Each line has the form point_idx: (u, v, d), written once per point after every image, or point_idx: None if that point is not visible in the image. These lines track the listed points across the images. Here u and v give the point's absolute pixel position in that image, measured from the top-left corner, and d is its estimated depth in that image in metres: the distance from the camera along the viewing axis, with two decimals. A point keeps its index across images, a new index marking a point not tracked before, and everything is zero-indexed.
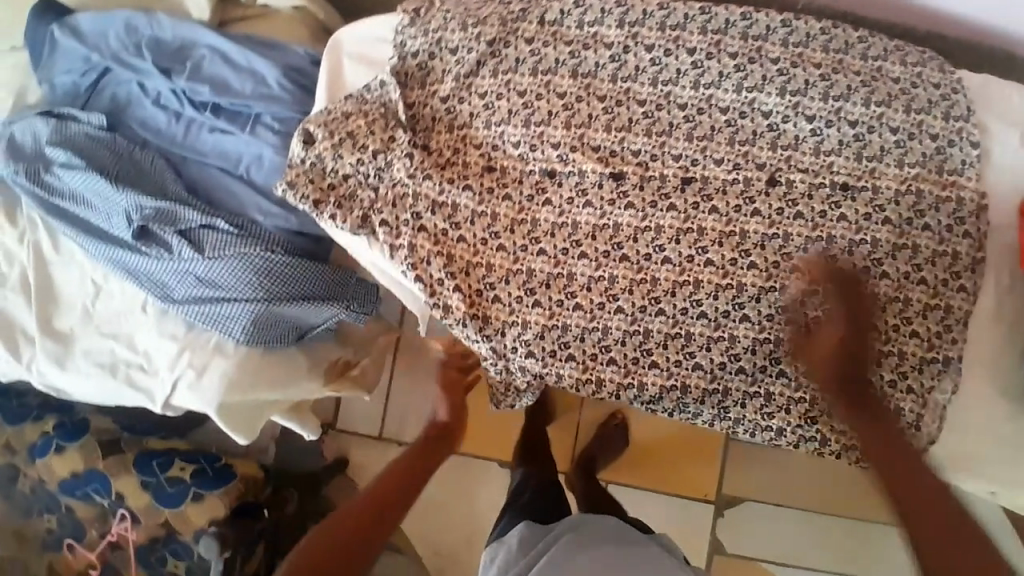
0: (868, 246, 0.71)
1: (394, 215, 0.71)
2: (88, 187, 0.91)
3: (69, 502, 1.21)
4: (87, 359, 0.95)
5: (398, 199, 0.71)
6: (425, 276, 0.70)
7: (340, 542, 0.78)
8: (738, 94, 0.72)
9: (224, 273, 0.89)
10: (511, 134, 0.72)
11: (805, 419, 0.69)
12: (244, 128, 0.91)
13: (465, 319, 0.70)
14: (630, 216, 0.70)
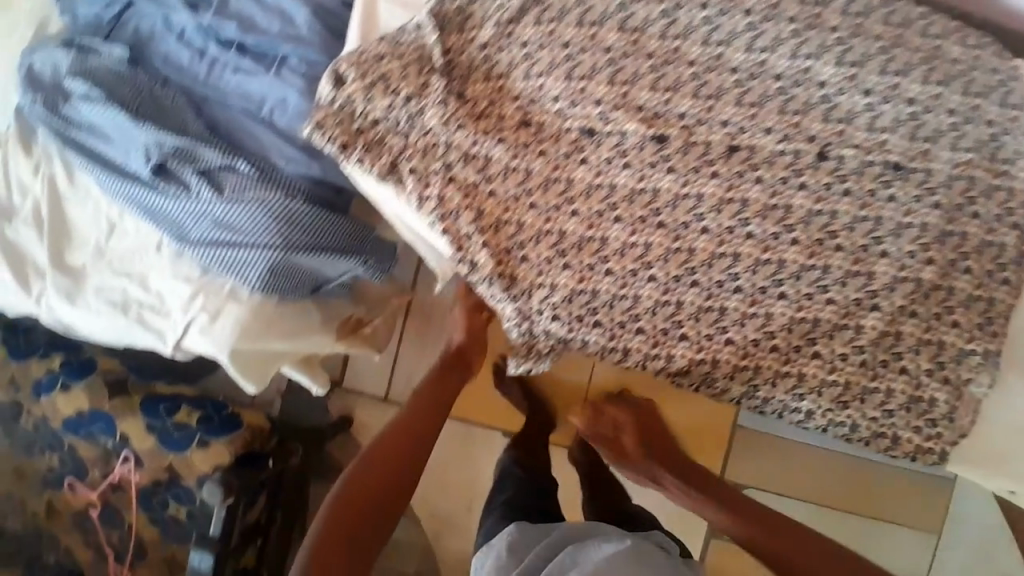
0: (916, 230, 0.69)
1: (424, 164, 0.69)
2: (106, 120, 0.88)
3: (73, 440, 1.21)
4: (99, 297, 0.94)
5: (428, 150, 0.68)
6: (453, 231, 0.69)
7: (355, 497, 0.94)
8: (793, 60, 0.68)
9: (242, 218, 0.87)
10: (552, 88, 0.68)
11: (837, 402, 0.71)
12: (270, 70, 0.87)
13: (491, 277, 0.70)
14: (670, 181, 0.68)
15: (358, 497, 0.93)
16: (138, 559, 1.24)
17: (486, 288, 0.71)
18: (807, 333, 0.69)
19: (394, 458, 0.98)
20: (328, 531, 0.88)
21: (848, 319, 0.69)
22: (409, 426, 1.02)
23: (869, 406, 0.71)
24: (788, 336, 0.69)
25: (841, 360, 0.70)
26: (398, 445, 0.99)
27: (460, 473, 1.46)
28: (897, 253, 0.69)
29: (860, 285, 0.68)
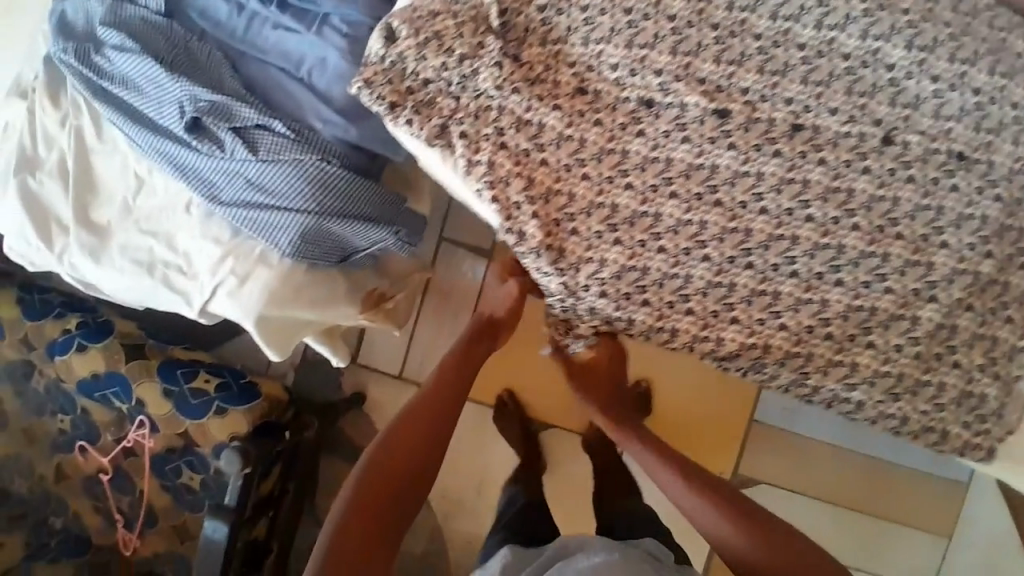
0: (977, 223, 0.66)
1: (475, 128, 0.67)
2: (139, 71, 0.85)
3: (86, 403, 1.19)
4: (123, 255, 0.92)
5: (482, 113, 0.66)
6: (502, 198, 0.67)
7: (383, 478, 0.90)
8: (862, 41, 0.64)
9: (277, 179, 0.85)
10: (610, 55, 0.66)
11: (888, 394, 0.68)
12: (311, 28, 0.85)
13: (540, 249, 0.67)
14: (730, 158, 0.66)
15: (382, 484, 0.90)
16: (147, 527, 1.23)
17: (531, 261, 0.68)
18: (863, 322, 0.67)
19: (419, 441, 0.93)
20: (356, 518, 0.86)
21: (906, 310, 0.67)
22: (433, 408, 0.96)
23: (920, 400, 0.69)
24: (843, 323, 0.67)
25: (897, 351, 0.67)
26: (421, 428, 0.95)
27: (472, 457, 1.45)
28: (957, 244, 0.66)
29: (919, 275, 0.66)
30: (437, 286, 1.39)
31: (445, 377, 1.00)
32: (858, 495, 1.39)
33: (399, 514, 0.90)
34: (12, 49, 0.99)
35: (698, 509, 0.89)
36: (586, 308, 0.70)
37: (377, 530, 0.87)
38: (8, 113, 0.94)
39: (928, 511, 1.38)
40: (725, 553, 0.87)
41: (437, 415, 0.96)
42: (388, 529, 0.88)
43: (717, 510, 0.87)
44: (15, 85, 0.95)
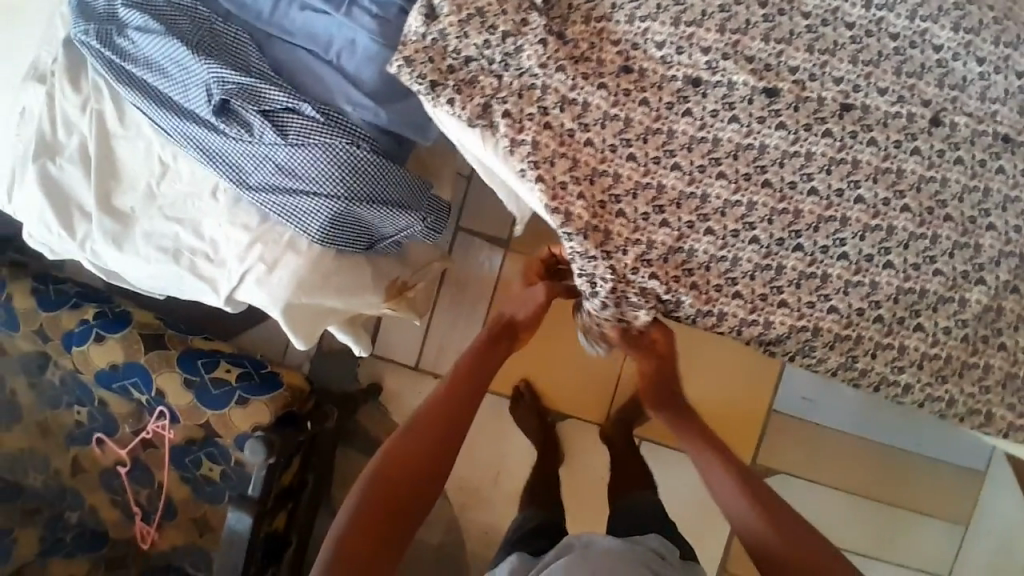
0: (1022, 204, 0.65)
1: (519, 107, 0.66)
2: (165, 53, 0.84)
3: (104, 394, 1.18)
4: (148, 242, 0.90)
5: (526, 92, 0.66)
6: (547, 178, 0.66)
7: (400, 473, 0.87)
8: (911, 21, 0.64)
9: (306, 163, 0.84)
10: (656, 33, 0.66)
11: (936, 376, 0.67)
12: (340, 9, 0.83)
13: (585, 231, 0.66)
14: (781, 138, 0.66)
15: (395, 480, 0.86)
16: (165, 519, 1.21)
17: (577, 243, 0.66)
18: (912, 304, 0.67)
19: (439, 436, 0.91)
20: (370, 511, 0.82)
21: (954, 292, 0.66)
22: (449, 408, 0.94)
23: (967, 381, 0.68)
24: (892, 305, 0.66)
25: (944, 334, 0.67)
26: (436, 426, 0.92)
27: (484, 450, 1.39)
28: (1003, 226, 0.65)
29: (967, 257, 0.66)
30: (457, 274, 1.36)
31: (458, 377, 0.99)
32: (874, 483, 1.29)
33: (414, 511, 0.86)
34: (30, 34, 0.97)
35: (723, 489, 0.88)
36: (635, 291, 0.68)
37: (388, 526, 0.83)
38: (26, 98, 0.91)
39: (949, 502, 1.28)
40: (746, 538, 0.83)
41: (450, 412, 0.94)
42: (400, 527, 0.84)
43: (751, 506, 0.84)
44: (32, 70, 0.92)
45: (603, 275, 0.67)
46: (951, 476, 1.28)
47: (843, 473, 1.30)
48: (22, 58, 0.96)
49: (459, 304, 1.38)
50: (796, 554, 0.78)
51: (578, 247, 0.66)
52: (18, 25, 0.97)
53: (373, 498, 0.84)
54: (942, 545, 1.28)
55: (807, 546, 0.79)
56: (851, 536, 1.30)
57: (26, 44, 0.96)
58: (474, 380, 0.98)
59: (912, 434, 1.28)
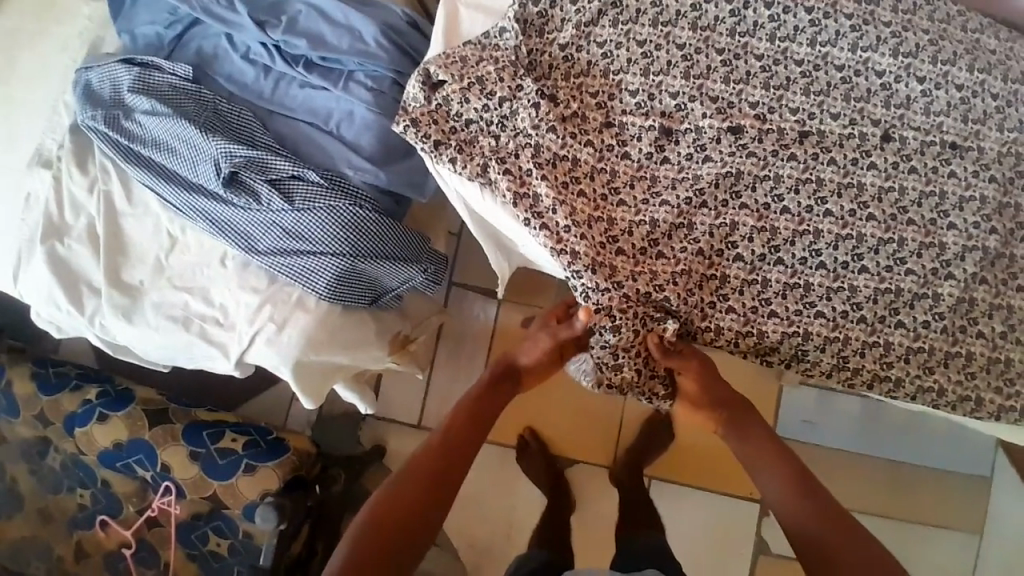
0: (977, 203, 0.72)
1: (517, 165, 0.73)
2: (173, 133, 0.90)
3: (108, 475, 1.17)
4: (157, 312, 0.93)
5: (522, 151, 0.73)
6: (551, 225, 0.72)
7: (397, 513, 0.78)
8: (853, 53, 0.73)
9: (312, 226, 0.89)
10: (630, 83, 0.74)
11: (922, 368, 0.72)
12: (337, 84, 0.91)
13: (590, 270, 0.72)
14: (751, 164, 0.73)
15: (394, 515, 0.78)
16: None
17: (588, 279, 0.72)
18: (891, 303, 0.72)
19: (438, 469, 0.83)
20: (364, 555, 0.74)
21: (927, 288, 0.72)
22: (448, 448, 0.86)
23: (953, 370, 0.72)
24: (874, 306, 0.72)
25: (924, 328, 0.72)
26: (436, 461, 0.84)
27: (491, 501, 1.32)
28: (962, 224, 0.72)
29: (934, 256, 0.72)
30: (454, 327, 1.34)
31: (456, 417, 0.90)
32: (880, 496, 1.28)
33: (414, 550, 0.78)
34: (25, 118, 1.00)
35: (767, 479, 0.84)
36: (654, 308, 0.73)
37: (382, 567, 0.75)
38: (32, 184, 0.96)
39: (956, 508, 1.27)
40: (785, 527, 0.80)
41: (448, 448, 0.85)
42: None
43: (791, 499, 0.80)
44: (37, 156, 0.97)
45: (622, 306, 0.72)
46: (953, 481, 1.28)
47: (849, 489, 1.29)
48: (17, 140, 0.99)
49: (457, 357, 1.34)
50: (834, 551, 0.74)
51: (589, 283, 0.72)
52: (16, 111, 1.00)
53: (366, 540, 0.75)
54: (968, 556, 1.26)
55: (848, 536, 0.75)
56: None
57: (21, 127, 0.99)
58: (475, 420, 0.89)
59: (908, 441, 1.29)
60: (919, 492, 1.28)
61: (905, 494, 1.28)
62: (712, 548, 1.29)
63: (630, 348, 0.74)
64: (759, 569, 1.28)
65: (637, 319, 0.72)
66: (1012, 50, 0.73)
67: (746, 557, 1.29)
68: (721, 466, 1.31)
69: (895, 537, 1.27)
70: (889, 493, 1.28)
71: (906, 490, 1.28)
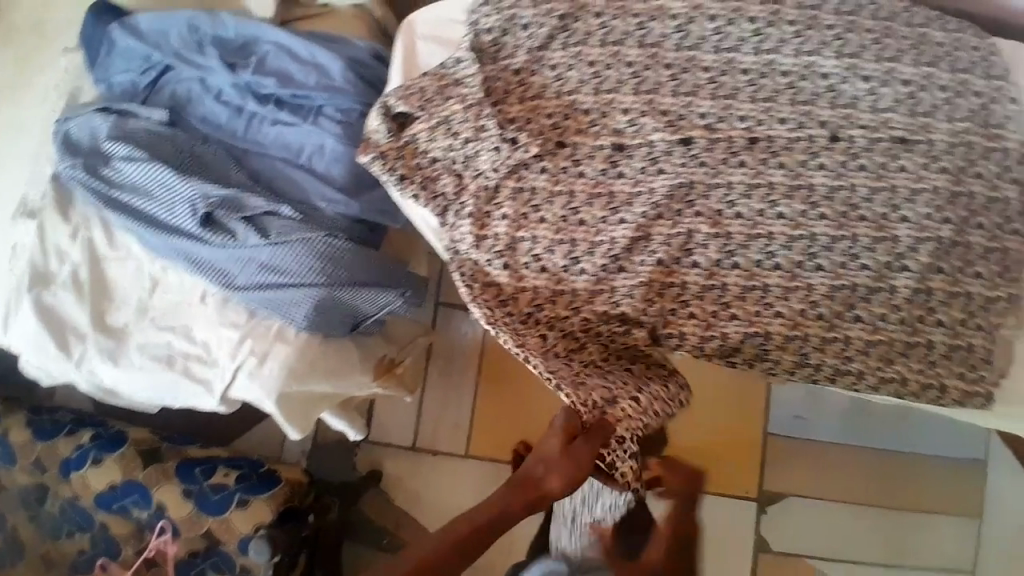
0: (929, 194, 0.73)
1: (479, 207, 0.76)
2: (150, 177, 0.92)
3: (105, 517, 1.17)
4: (142, 352, 0.95)
5: (482, 192, 0.76)
6: (513, 262, 0.76)
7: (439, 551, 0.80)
8: (797, 57, 0.75)
9: (287, 258, 0.90)
10: (583, 102, 0.76)
11: (883, 360, 0.74)
12: (307, 119, 0.94)
13: (552, 299, 0.77)
14: (702, 173, 0.74)
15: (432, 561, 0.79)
16: None
17: (549, 310, 0.77)
18: (848, 300, 0.74)
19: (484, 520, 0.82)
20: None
21: (883, 282, 0.73)
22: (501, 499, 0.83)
23: (914, 359, 0.74)
24: (830, 303, 0.74)
25: (882, 321, 0.73)
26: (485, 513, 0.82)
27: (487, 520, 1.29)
28: (916, 216, 0.73)
29: (887, 249, 0.73)
30: (443, 347, 1.35)
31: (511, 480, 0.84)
32: (876, 488, 1.28)
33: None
34: (11, 171, 1.03)
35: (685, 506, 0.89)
36: (617, 324, 0.77)
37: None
38: (16, 235, 0.99)
39: (953, 494, 1.27)
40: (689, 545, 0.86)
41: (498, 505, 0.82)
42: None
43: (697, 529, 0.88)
44: (20, 207, 1.00)
45: (585, 327, 0.77)
46: (946, 466, 1.27)
47: (844, 484, 1.28)
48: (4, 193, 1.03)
49: (447, 378, 1.35)
50: None
51: (552, 313, 0.77)
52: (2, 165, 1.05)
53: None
54: (966, 539, 1.26)
55: None
56: (863, 553, 1.27)
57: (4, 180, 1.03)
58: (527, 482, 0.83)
59: (900, 432, 1.28)
60: (914, 479, 1.27)
61: (903, 485, 1.27)
62: (716, 555, 1.28)
63: (603, 359, 0.78)
64: (762, 571, 1.27)
65: (602, 337, 0.78)
66: (957, 41, 0.76)
67: (749, 559, 1.28)
68: (733, 442, 1.30)
69: (895, 528, 1.27)
70: (884, 486, 1.28)
71: (901, 480, 1.28)
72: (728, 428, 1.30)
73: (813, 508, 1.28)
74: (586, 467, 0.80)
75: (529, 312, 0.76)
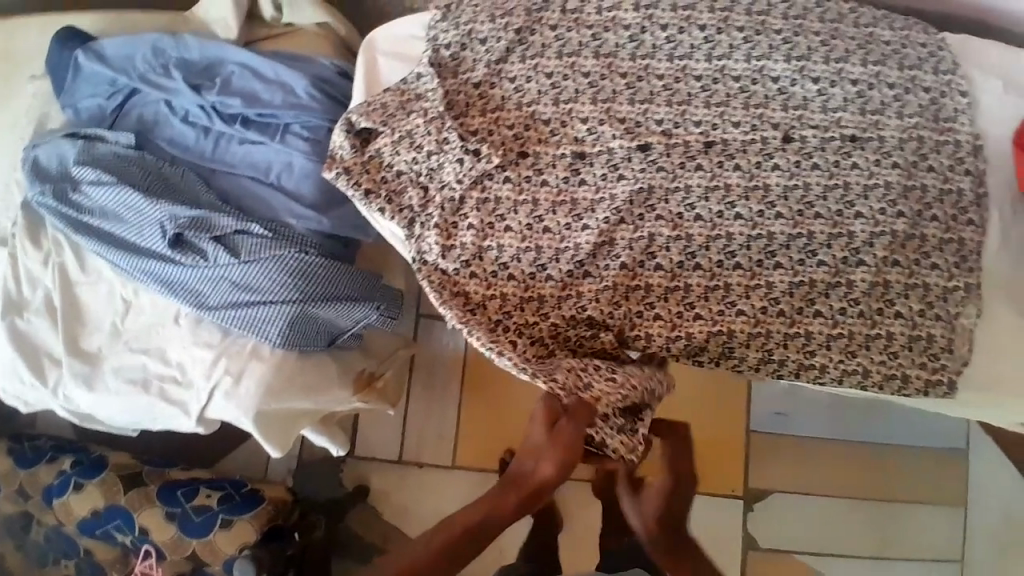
0: (882, 189, 0.75)
1: (444, 218, 0.77)
2: (119, 201, 0.92)
3: (89, 543, 1.16)
4: (117, 376, 0.94)
5: (447, 203, 0.77)
6: (480, 271, 0.76)
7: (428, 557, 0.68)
8: (748, 62, 0.77)
9: (260, 276, 0.90)
10: (542, 113, 0.77)
11: (844, 352, 0.75)
12: (275, 137, 0.94)
13: (519, 307, 0.76)
14: (661, 178, 0.76)
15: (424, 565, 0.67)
16: None
17: (516, 317, 0.76)
18: (807, 295, 0.75)
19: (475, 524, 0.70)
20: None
21: (840, 277, 0.75)
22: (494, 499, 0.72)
23: (875, 351, 0.75)
24: (791, 299, 0.75)
25: (841, 315, 0.75)
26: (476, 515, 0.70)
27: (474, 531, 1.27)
28: (870, 211, 0.75)
29: (844, 245, 0.75)
30: (426, 358, 1.35)
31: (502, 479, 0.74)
32: (859, 480, 1.29)
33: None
34: None
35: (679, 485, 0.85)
36: (584, 328, 0.76)
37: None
38: None
39: (935, 484, 1.28)
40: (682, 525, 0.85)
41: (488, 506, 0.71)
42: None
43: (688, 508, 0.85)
44: None
45: (553, 333, 0.76)
46: (926, 456, 1.29)
47: (828, 478, 1.29)
48: None
49: (430, 389, 1.35)
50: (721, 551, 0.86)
51: (519, 320, 0.76)
52: None
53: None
54: (950, 528, 1.27)
55: None
56: (850, 546, 1.28)
57: None
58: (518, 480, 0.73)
59: (879, 424, 1.30)
60: (896, 471, 1.29)
61: (885, 476, 1.29)
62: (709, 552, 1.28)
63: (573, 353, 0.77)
64: (751, 568, 1.28)
65: (572, 342, 0.76)
66: (905, 39, 0.78)
67: (738, 556, 1.28)
68: (717, 442, 1.31)
69: (879, 519, 1.28)
70: (868, 478, 1.29)
71: (883, 471, 1.29)
72: (710, 429, 1.31)
73: (799, 503, 1.29)
74: (578, 452, 0.71)
75: (499, 320, 0.76)
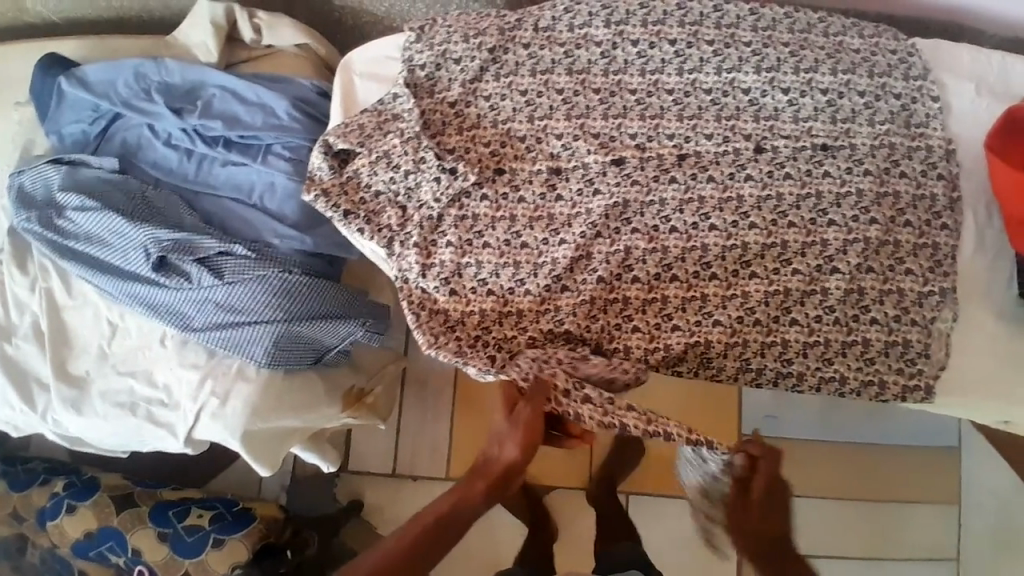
0: (855, 197, 0.76)
1: (423, 236, 0.77)
2: (102, 225, 0.92)
3: (82, 566, 1.16)
4: (104, 399, 0.95)
5: (425, 222, 0.77)
6: (459, 289, 0.77)
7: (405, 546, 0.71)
8: (719, 75, 0.78)
9: (244, 297, 0.91)
10: (518, 130, 0.78)
11: (821, 360, 0.75)
12: (256, 158, 0.95)
13: (498, 323, 0.77)
14: (636, 191, 0.77)
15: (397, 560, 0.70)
16: None
17: (497, 332, 0.77)
18: (783, 304, 0.76)
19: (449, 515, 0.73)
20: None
21: (815, 285, 0.76)
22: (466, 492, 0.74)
23: (851, 357, 0.75)
24: (766, 308, 0.76)
25: (818, 322, 0.75)
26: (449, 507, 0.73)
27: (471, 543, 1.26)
28: (843, 219, 0.76)
29: (818, 253, 0.76)
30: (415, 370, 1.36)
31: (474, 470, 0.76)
32: (852, 481, 1.29)
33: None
34: None
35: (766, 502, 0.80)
36: (562, 341, 0.77)
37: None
38: None
39: (928, 481, 1.28)
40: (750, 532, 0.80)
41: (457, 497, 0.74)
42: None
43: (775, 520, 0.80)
44: None
45: (532, 346, 0.77)
46: (919, 456, 1.29)
47: (821, 479, 1.30)
48: None
49: (421, 400, 1.36)
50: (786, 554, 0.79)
51: (500, 335, 0.77)
52: None
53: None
54: (944, 526, 1.27)
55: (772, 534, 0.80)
56: (844, 547, 1.28)
57: None
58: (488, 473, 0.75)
59: (871, 424, 1.30)
60: (889, 470, 1.29)
61: (878, 476, 1.29)
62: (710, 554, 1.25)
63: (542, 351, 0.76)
64: None
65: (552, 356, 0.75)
66: (874, 47, 0.79)
67: None
68: None
69: (873, 519, 1.28)
70: (861, 478, 1.29)
71: (876, 471, 1.29)
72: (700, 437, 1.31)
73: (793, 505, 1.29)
74: (538, 435, 0.73)
75: (477, 335, 0.77)
